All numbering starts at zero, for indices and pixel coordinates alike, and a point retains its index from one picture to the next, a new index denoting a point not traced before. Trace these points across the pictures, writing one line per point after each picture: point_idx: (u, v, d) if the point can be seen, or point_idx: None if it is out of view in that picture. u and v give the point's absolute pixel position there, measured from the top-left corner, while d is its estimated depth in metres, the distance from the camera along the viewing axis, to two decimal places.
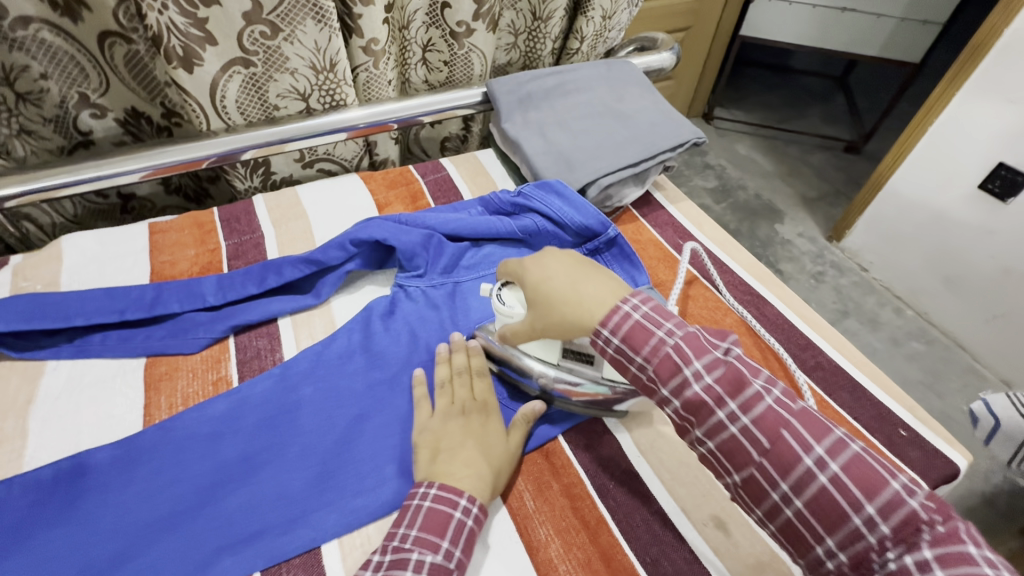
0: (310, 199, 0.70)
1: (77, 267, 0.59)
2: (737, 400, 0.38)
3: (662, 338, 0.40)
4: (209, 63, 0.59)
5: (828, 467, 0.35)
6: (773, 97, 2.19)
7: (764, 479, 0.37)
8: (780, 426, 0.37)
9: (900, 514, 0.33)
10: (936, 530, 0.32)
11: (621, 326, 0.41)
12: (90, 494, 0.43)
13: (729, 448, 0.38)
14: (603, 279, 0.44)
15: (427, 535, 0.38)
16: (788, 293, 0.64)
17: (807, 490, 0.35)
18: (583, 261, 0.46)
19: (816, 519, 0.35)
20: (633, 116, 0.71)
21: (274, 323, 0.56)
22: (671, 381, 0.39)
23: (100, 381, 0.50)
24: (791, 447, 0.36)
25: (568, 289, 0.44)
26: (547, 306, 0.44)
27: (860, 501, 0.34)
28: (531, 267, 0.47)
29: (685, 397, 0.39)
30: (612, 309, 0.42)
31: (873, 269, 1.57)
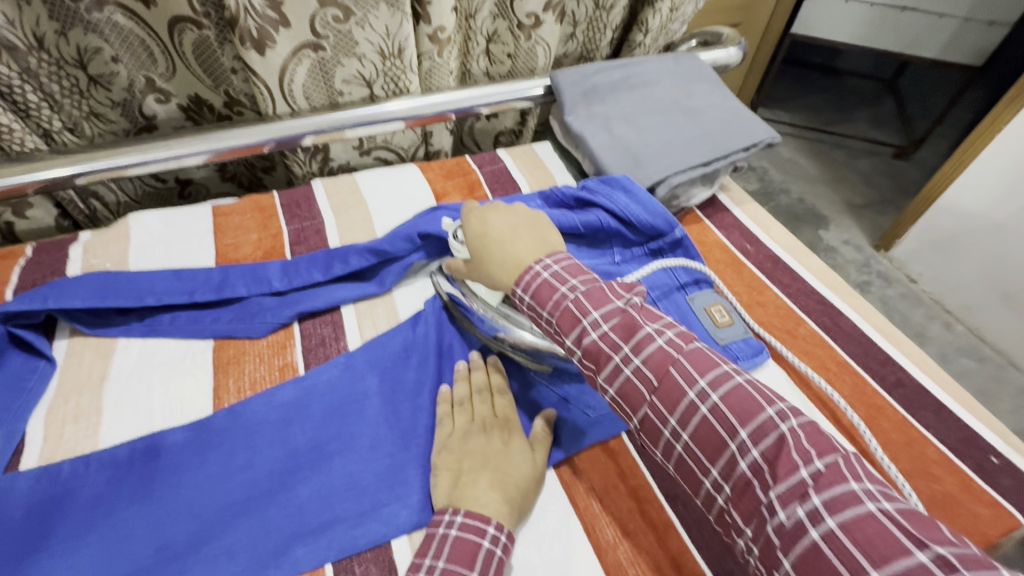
0: (369, 187, 0.70)
1: (144, 247, 0.60)
2: (631, 344, 0.39)
3: (566, 293, 0.43)
4: (281, 46, 0.59)
5: (750, 454, 0.34)
6: (821, 98, 2.12)
7: (695, 463, 0.36)
8: (670, 364, 0.38)
9: (792, 478, 0.32)
10: (820, 472, 0.31)
11: (531, 284, 0.44)
12: (163, 476, 0.43)
13: (649, 430, 0.38)
14: (537, 240, 0.49)
15: (456, 566, 0.36)
16: (862, 304, 0.61)
17: (693, 423, 0.36)
18: (527, 221, 0.50)
19: (742, 507, 0.34)
20: (704, 112, 0.69)
21: (338, 311, 0.55)
22: (572, 332, 0.42)
23: (171, 361, 0.50)
24: (716, 432, 0.35)
25: (500, 243, 0.48)
26: (481, 261, 0.49)
27: (736, 427, 0.35)
28: (472, 221, 0.50)
29: (585, 345, 0.41)
30: (526, 270, 0.45)
31: (923, 281, 1.51)
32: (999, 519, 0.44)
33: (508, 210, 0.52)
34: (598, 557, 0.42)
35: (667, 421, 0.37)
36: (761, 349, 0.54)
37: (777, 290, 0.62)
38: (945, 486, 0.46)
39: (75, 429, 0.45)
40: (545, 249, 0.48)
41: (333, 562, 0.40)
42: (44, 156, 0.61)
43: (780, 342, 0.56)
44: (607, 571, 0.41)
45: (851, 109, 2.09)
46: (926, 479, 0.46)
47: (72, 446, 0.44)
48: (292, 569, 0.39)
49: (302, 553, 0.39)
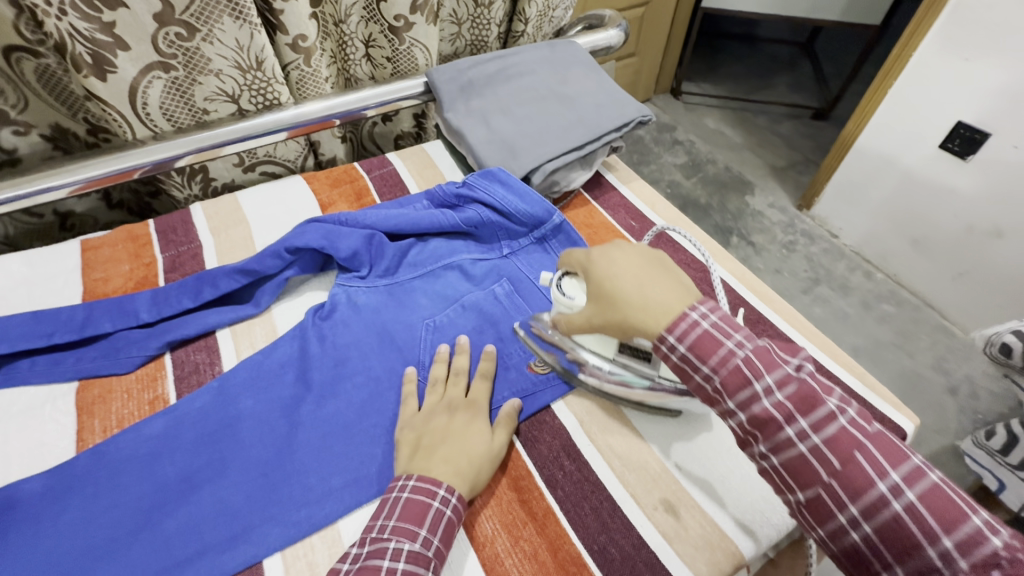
0: (250, 204, 0.68)
1: (5, 291, 0.57)
2: (808, 418, 0.35)
3: (732, 349, 0.37)
4: (125, 69, 0.56)
5: (906, 499, 0.32)
6: (740, 68, 2.18)
7: (832, 501, 0.34)
8: (854, 447, 0.34)
9: (980, 550, 0.30)
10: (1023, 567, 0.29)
11: (688, 333, 0.38)
12: (19, 528, 0.41)
13: (793, 468, 0.35)
14: (674, 281, 0.42)
15: (405, 524, 0.39)
16: (739, 267, 0.63)
17: (879, 518, 0.32)
18: (653, 259, 0.44)
19: (888, 547, 0.32)
20: (577, 98, 0.69)
21: (213, 336, 0.54)
22: (739, 395, 0.37)
23: (29, 409, 0.48)
24: (910, 532, 0.31)
25: (636, 287, 0.42)
26: (613, 304, 0.42)
27: (936, 532, 0.31)
28: (598, 258, 0.45)
29: (752, 412, 0.36)
30: (678, 316, 0.39)
31: (843, 235, 1.58)
32: None
33: (634, 245, 0.46)
34: (476, 552, 0.42)
35: (797, 444, 0.35)
36: None
37: None
38: None
39: None
40: (688, 292, 0.41)
41: None
42: None
43: None
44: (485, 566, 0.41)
45: (770, 76, 2.16)
46: None
47: None
48: None
49: None
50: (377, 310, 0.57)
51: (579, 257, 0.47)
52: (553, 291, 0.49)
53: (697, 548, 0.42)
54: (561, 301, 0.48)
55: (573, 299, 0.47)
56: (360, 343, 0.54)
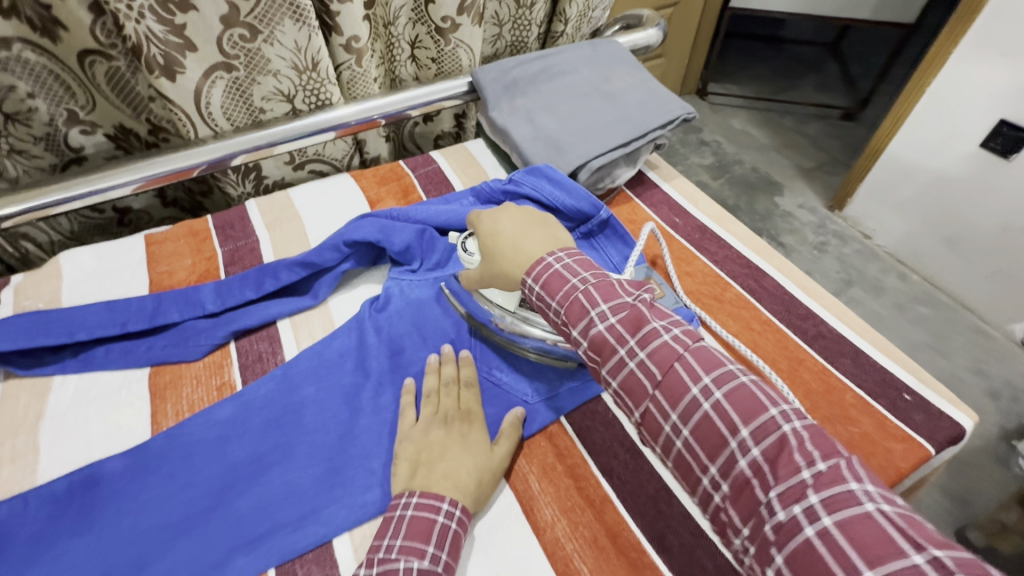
0: (302, 201, 0.70)
1: (77, 283, 0.60)
2: (636, 337, 0.39)
3: (576, 285, 0.43)
4: (192, 70, 0.59)
5: (751, 453, 0.34)
6: (767, 69, 2.16)
7: (694, 460, 0.37)
8: (673, 360, 0.38)
9: (792, 479, 0.32)
10: (821, 472, 0.32)
11: (542, 275, 0.44)
12: (103, 503, 0.43)
13: (653, 428, 0.39)
14: (547, 234, 0.49)
15: (413, 542, 0.38)
16: (786, 263, 0.63)
17: (693, 419, 0.37)
18: (533, 219, 0.51)
19: (703, 447, 0.36)
20: (621, 95, 0.70)
21: (274, 326, 0.56)
22: (580, 322, 0.42)
23: (107, 394, 0.51)
24: (716, 428, 0.36)
25: (511, 239, 0.49)
26: (492, 259, 0.49)
27: (737, 425, 0.35)
28: (485, 220, 0.52)
29: (591, 336, 0.41)
30: (539, 262, 0.45)
31: (876, 236, 1.56)
32: (910, 453, 0.46)
33: (518, 208, 0.53)
34: (537, 537, 0.43)
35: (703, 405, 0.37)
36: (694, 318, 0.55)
37: (705, 259, 0.63)
38: (862, 427, 0.48)
39: (13, 468, 0.46)
40: (556, 242, 0.48)
41: (274, 567, 0.41)
42: None
43: (707, 307, 0.58)
44: (546, 550, 0.42)
45: (797, 76, 2.13)
46: (845, 422, 0.48)
47: (11, 485, 0.45)
48: None
49: (243, 562, 0.41)
50: (430, 302, 0.58)
51: (475, 218, 0.53)
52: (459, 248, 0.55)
53: None
54: (465, 258, 0.54)
55: (473, 256, 0.54)
56: (415, 334, 0.55)
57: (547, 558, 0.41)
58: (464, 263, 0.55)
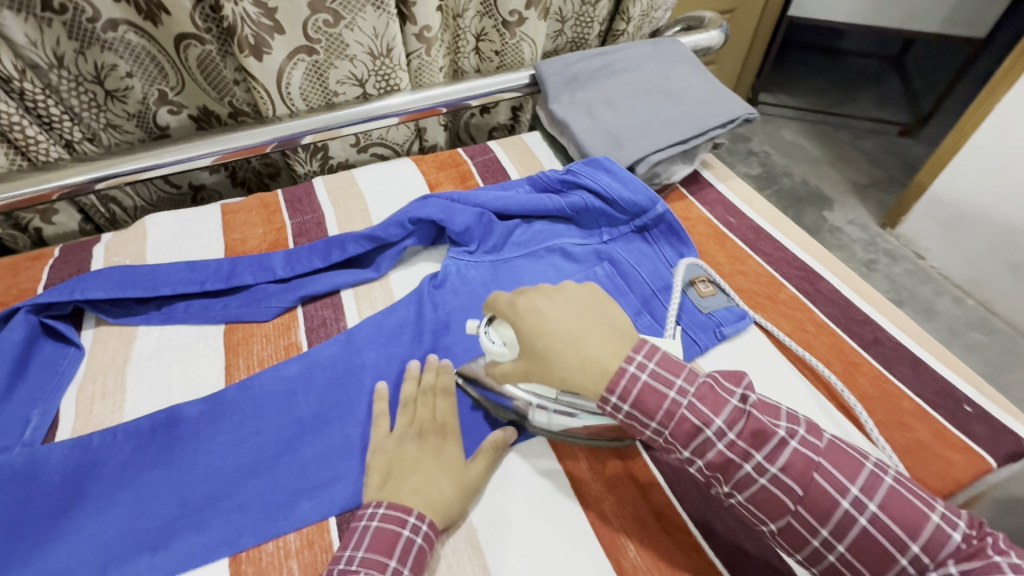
0: (366, 181, 0.74)
1: (160, 243, 0.64)
2: (763, 451, 0.36)
3: (675, 399, 0.37)
4: (277, 51, 0.63)
5: (934, 569, 0.33)
6: (822, 80, 2.11)
7: (803, 527, 0.36)
8: (811, 470, 0.36)
9: (959, 552, 0.33)
10: (1012, 563, 0.32)
11: (631, 391, 0.37)
12: (182, 443, 0.47)
13: (718, 467, 0.36)
14: (608, 329, 0.40)
15: (375, 555, 0.38)
16: (843, 269, 0.62)
17: (850, 534, 0.35)
18: (588, 302, 0.42)
19: (865, 561, 0.34)
20: (682, 94, 0.71)
21: (338, 295, 0.59)
22: (693, 443, 0.37)
23: (186, 344, 0.55)
24: (882, 544, 0.34)
25: (568, 340, 0.39)
26: (546, 362, 0.40)
27: (905, 540, 0.34)
28: (525, 314, 0.41)
29: (709, 459, 0.36)
30: (618, 371, 0.38)
31: (930, 256, 1.51)
32: (969, 463, 0.45)
33: (564, 289, 0.43)
34: (584, 510, 0.44)
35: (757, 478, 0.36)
36: (744, 315, 0.56)
37: (760, 259, 0.63)
38: (917, 434, 0.48)
39: (103, 405, 0.50)
40: (624, 340, 0.40)
41: (336, 514, 0.44)
42: (67, 163, 0.64)
43: (760, 306, 0.58)
44: (592, 522, 0.43)
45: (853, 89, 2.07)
46: (900, 428, 0.48)
47: (100, 421, 0.49)
48: (299, 521, 0.43)
49: (308, 507, 0.43)
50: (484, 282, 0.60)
51: (504, 305, 0.43)
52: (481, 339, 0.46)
53: None
54: (492, 351, 0.45)
55: (501, 349, 0.44)
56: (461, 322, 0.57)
57: (592, 531, 0.43)
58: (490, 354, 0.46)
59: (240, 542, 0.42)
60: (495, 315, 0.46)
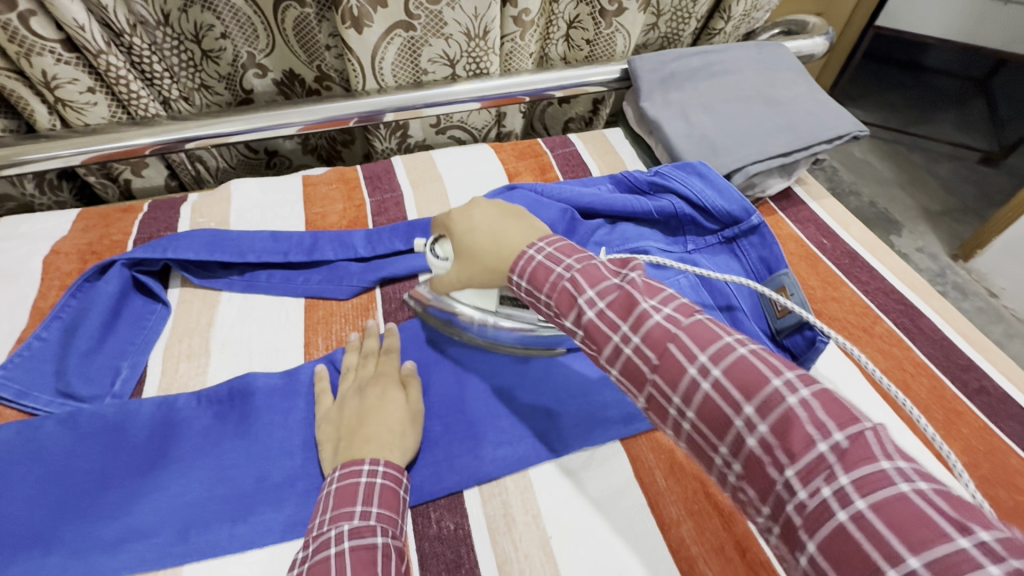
0: (444, 164, 0.73)
1: (243, 210, 0.65)
2: (629, 322, 0.34)
3: (559, 274, 0.38)
4: (377, 25, 0.62)
5: (758, 431, 0.28)
6: (902, 97, 1.99)
7: (704, 441, 0.31)
8: (668, 340, 0.32)
9: (808, 454, 0.26)
10: (838, 445, 0.26)
11: (525, 268, 0.39)
12: (259, 414, 0.47)
13: (630, 374, 0.34)
14: (527, 223, 0.44)
15: (341, 510, 0.37)
16: (946, 307, 0.58)
17: (696, 403, 0.31)
18: (515, 210, 0.46)
19: (712, 431, 0.30)
20: (787, 103, 0.67)
21: (416, 279, 0.59)
22: (569, 313, 0.37)
23: (267, 316, 0.55)
24: (720, 407, 0.30)
25: (491, 236, 0.44)
26: (469, 255, 0.45)
27: (740, 402, 0.29)
28: (459, 218, 0.47)
29: (584, 326, 0.36)
30: (519, 255, 0.40)
31: (1004, 296, 1.42)
32: None
33: (492, 201, 0.48)
34: (662, 533, 0.42)
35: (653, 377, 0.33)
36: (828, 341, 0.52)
37: (854, 287, 0.60)
38: None
39: (188, 366, 0.51)
40: (538, 232, 0.43)
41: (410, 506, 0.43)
42: (162, 121, 0.65)
43: (853, 338, 0.55)
44: (671, 547, 0.42)
45: (933, 108, 1.95)
46: (1010, 488, 0.44)
47: (185, 381, 0.50)
48: None
49: None
50: None
51: (442, 221, 0.49)
52: (430, 254, 0.50)
53: None
54: (438, 263, 0.50)
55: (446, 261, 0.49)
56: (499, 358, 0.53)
57: (671, 557, 0.41)
58: (437, 269, 0.50)
59: None
60: (442, 235, 0.50)
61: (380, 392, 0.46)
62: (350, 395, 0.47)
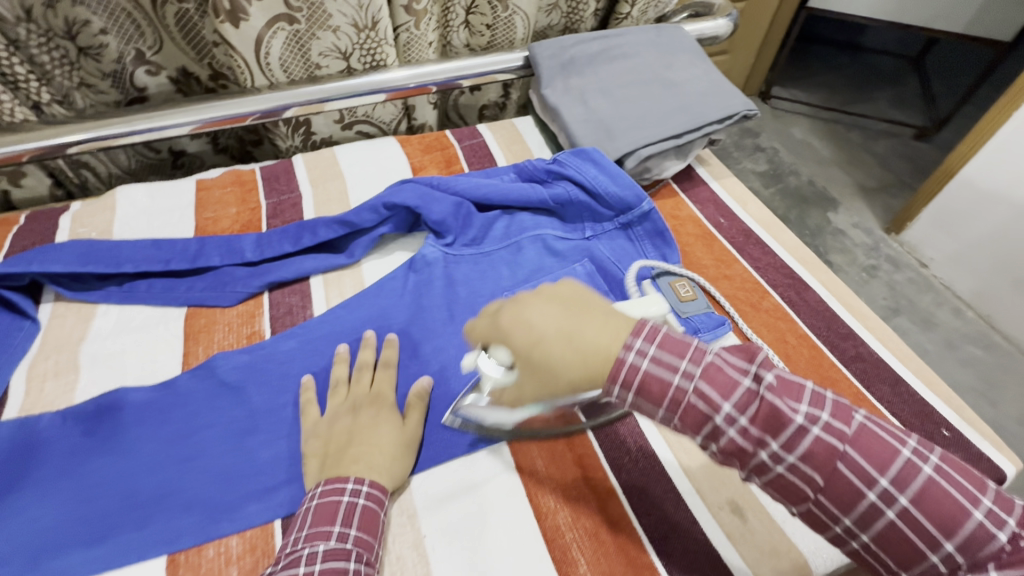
0: (346, 160, 0.71)
1: (128, 218, 0.62)
2: (734, 399, 0.32)
3: (632, 361, 0.32)
4: (256, 18, 0.60)
5: (898, 502, 0.30)
6: (839, 76, 2.04)
7: (824, 513, 0.32)
8: (784, 416, 0.31)
9: (982, 535, 0.29)
10: (988, 509, 0.30)
11: (631, 381, 0.32)
12: (127, 430, 0.46)
13: (731, 452, 0.32)
14: (599, 317, 0.34)
15: (319, 528, 0.38)
16: (832, 279, 0.60)
17: (840, 492, 0.31)
18: (572, 300, 0.35)
19: (887, 550, 0.31)
20: (681, 85, 0.68)
21: (307, 281, 0.58)
22: (666, 401, 0.32)
23: (145, 327, 0.53)
24: (851, 484, 0.31)
25: (563, 341, 0.33)
26: (549, 372, 0.33)
27: (874, 475, 0.31)
28: (508, 322, 0.34)
29: (684, 411, 0.33)
30: (616, 359, 0.32)
31: (933, 265, 1.46)
32: None
33: (540, 292, 0.35)
34: (538, 521, 0.43)
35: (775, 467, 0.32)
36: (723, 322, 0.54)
37: (746, 264, 0.61)
38: None
39: (55, 385, 0.49)
40: (619, 321, 0.34)
41: (282, 517, 0.43)
42: (35, 126, 0.62)
43: (741, 314, 0.56)
44: (545, 535, 0.42)
45: (868, 87, 2.00)
46: None
47: (51, 400, 0.48)
48: (243, 523, 0.42)
49: (255, 509, 0.43)
50: (454, 286, 0.57)
51: (486, 329, 0.36)
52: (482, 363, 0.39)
53: (762, 553, 0.42)
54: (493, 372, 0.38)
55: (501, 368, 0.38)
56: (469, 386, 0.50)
57: (545, 544, 0.41)
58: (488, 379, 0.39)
59: (179, 542, 0.41)
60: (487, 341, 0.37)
61: (374, 413, 0.46)
62: (342, 412, 0.46)
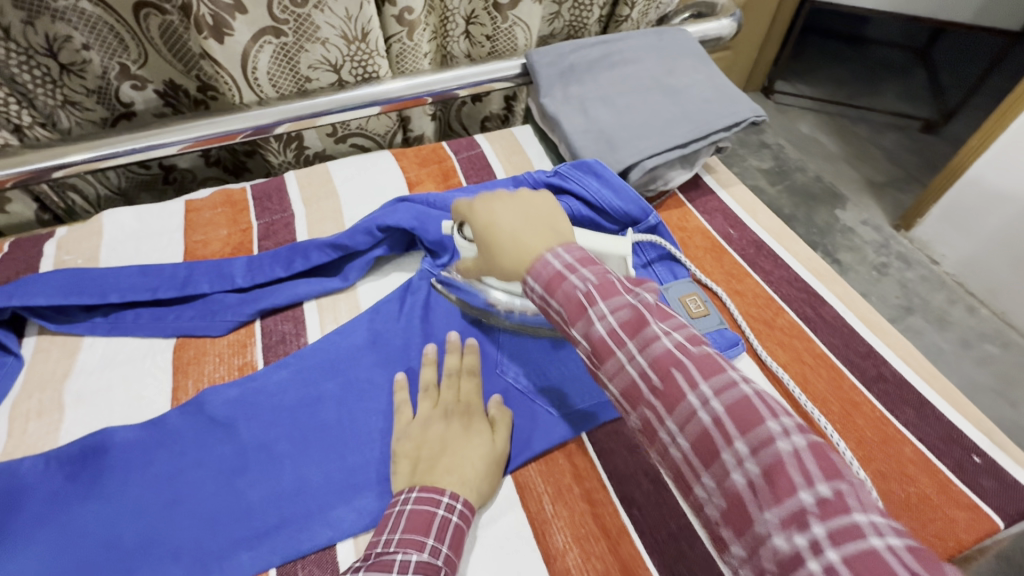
0: (340, 176, 0.69)
1: (115, 243, 0.60)
2: (637, 339, 0.32)
3: (577, 284, 0.35)
4: (241, 33, 0.57)
5: (746, 468, 0.27)
6: (844, 69, 2.00)
7: (688, 467, 0.30)
8: (673, 365, 0.31)
9: (791, 500, 0.26)
10: (821, 495, 0.25)
11: (557, 287, 0.35)
12: (112, 473, 0.44)
13: (629, 394, 0.32)
14: (550, 231, 0.41)
15: (413, 535, 0.37)
16: (849, 292, 0.57)
17: (692, 431, 0.29)
18: (539, 207, 0.43)
19: (729, 519, 0.28)
20: (685, 91, 0.65)
21: (300, 307, 0.56)
22: (580, 322, 0.34)
23: (132, 360, 0.51)
24: (712, 439, 0.28)
25: (510, 236, 0.41)
26: (489, 250, 0.42)
27: (733, 435, 0.28)
28: (480, 209, 0.44)
29: (591, 339, 0.33)
30: (556, 275, 0.36)
31: (945, 262, 1.42)
32: (974, 524, 0.41)
33: (513, 193, 0.45)
34: (547, 564, 0.40)
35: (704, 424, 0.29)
36: (736, 342, 0.51)
37: (758, 278, 0.58)
38: (920, 488, 0.43)
39: (38, 425, 0.47)
40: (561, 239, 0.40)
41: (276, 564, 0.41)
42: (15, 150, 0.60)
43: (754, 332, 0.53)
44: None
45: (873, 79, 1.96)
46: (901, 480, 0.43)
47: (34, 442, 0.46)
48: (234, 573, 0.40)
49: (247, 557, 0.41)
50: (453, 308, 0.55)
51: (465, 206, 0.45)
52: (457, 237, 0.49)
53: None
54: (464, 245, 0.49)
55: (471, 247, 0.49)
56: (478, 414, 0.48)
57: None
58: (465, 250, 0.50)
59: None
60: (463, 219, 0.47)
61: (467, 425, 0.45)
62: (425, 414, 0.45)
